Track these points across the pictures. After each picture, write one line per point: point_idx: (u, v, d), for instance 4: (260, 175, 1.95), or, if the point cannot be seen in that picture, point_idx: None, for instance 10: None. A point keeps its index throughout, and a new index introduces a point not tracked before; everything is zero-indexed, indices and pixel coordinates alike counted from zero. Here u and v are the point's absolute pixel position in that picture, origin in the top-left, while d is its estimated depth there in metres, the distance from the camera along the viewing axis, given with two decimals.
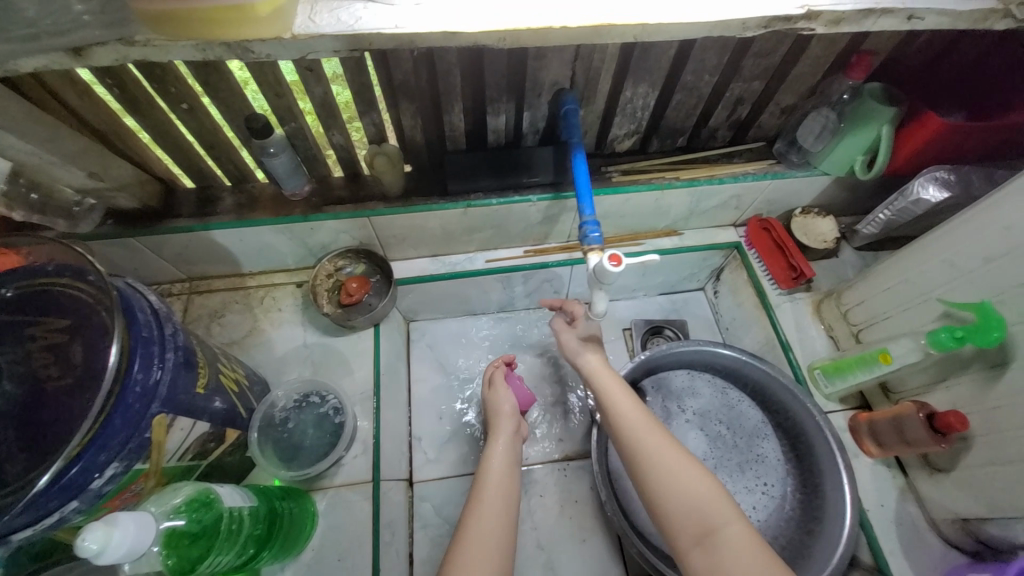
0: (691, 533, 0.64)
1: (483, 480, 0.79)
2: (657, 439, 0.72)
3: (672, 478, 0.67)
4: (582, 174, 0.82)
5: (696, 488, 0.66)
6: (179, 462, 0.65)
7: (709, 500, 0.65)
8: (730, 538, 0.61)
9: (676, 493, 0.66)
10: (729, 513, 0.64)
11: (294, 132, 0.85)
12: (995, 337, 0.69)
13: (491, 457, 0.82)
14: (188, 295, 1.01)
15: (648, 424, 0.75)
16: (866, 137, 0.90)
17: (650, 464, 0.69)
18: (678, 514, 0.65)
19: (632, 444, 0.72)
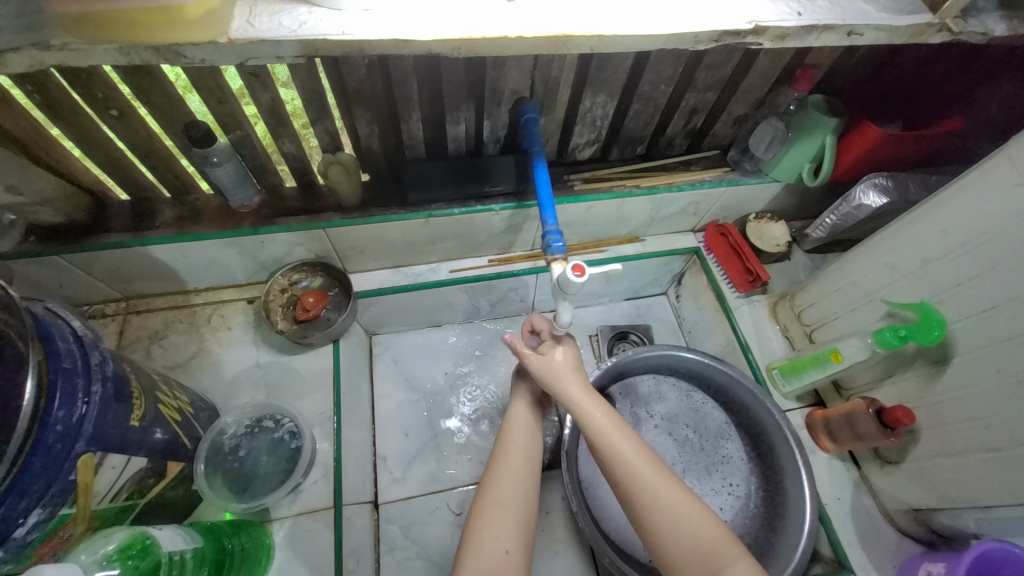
0: (696, 574, 0.61)
1: (482, 512, 0.69)
2: (659, 471, 0.68)
3: (678, 518, 0.64)
4: (543, 183, 0.82)
5: (701, 526, 0.64)
6: (111, 503, 0.58)
7: (714, 538, 0.63)
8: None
9: (682, 532, 0.63)
10: (734, 551, 0.62)
11: (241, 141, 0.80)
12: (936, 335, 0.73)
13: (494, 483, 0.72)
14: (125, 316, 0.93)
15: (648, 453, 0.70)
16: (812, 146, 0.94)
17: (655, 500, 0.65)
18: (684, 554, 0.62)
19: (635, 477, 0.67)
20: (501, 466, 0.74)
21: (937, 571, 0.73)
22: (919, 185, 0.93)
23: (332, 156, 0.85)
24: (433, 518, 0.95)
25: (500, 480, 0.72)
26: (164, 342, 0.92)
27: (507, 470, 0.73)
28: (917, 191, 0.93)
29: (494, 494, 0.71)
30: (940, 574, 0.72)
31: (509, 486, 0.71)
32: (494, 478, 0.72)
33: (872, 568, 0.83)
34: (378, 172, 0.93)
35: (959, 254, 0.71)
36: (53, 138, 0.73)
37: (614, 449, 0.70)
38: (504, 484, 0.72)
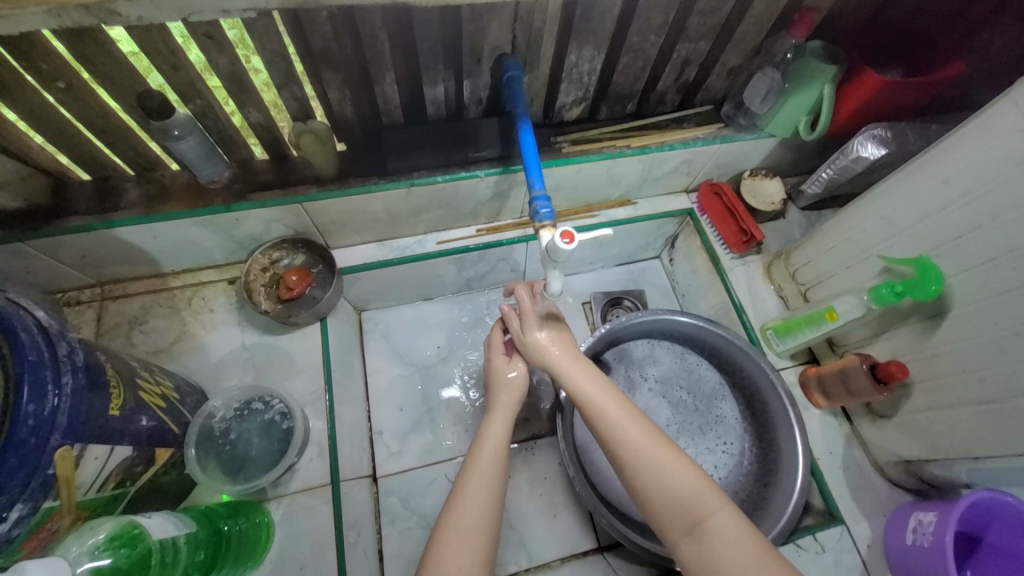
0: (679, 525, 0.61)
1: (470, 469, 0.69)
2: (643, 428, 0.67)
3: (658, 471, 0.63)
4: (529, 146, 0.77)
5: (682, 479, 0.62)
6: (98, 492, 0.57)
7: (696, 489, 0.61)
8: (718, 529, 0.59)
9: (664, 485, 0.62)
10: (717, 501, 0.61)
11: (203, 111, 0.75)
12: (934, 290, 0.72)
13: (485, 440, 0.72)
14: (102, 302, 0.90)
15: (632, 412, 0.70)
16: (810, 95, 0.90)
17: (636, 456, 0.65)
18: (666, 506, 0.62)
19: (617, 434, 0.67)
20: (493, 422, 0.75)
21: (927, 519, 0.74)
22: (919, 135, 0.90)
23: (302, 125, 0.80)
24: (431, 489, 0.95)
25: (492, 436, 0.73)
26: (144, 327, 0.89)
27: (498, 426, 0.75)
28: (917, 141, 0.89)
29: (484, 450, 0.71)
30: (930, 522, 0.74)
31: (499, 441, 0.72)
32: (486, 434, 0.74)
33: (862, 517, 0.85)
34: (355, 141, 0.88)
35: (959, 205, 0.69)
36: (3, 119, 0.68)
37: (598, 409, 0.70)
38: (497, 441, 0.72)
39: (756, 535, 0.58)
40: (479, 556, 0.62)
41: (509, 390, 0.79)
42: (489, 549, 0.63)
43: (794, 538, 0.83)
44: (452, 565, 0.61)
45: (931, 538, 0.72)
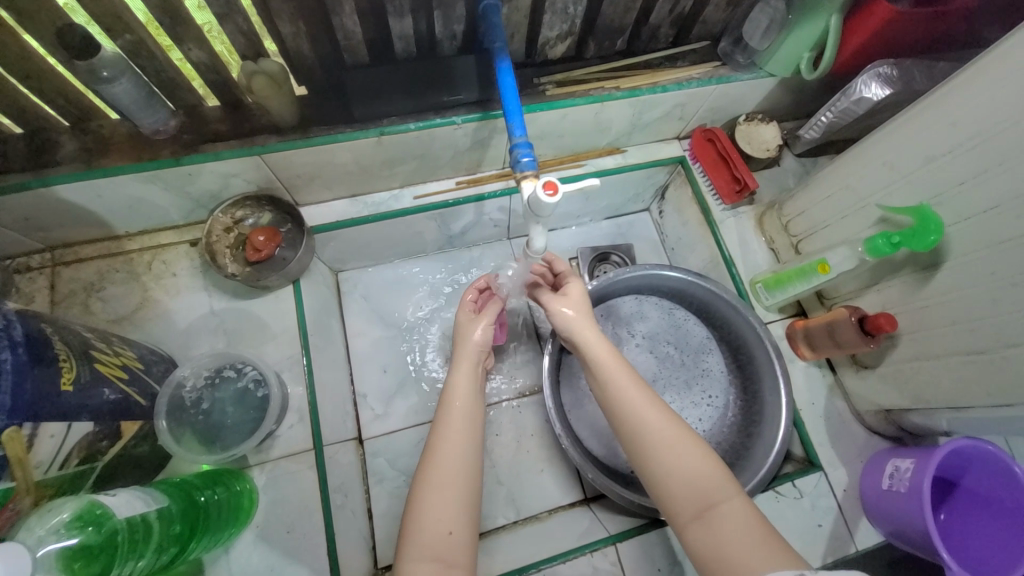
0: (691, 509, 0.60)
1: (443, 422, 0.68)
2: (663, 414, 0.67)
3: (674, 455, 0.63)
4: (509, 87, 0.70)
5: (698, 465, 0.62)
6: (60, 471, 0.55)
7: (712, 476, 0.61)
8: (730, 515, 0.58)
9: (680, 469, 0.62)
10: (732, 489, 0.60)
11: (135, 48, 0.66)
12: (932, 240, 0.69)
13: (454, 395, 0.70)
14: (52, 268, 0.83)
15: (651, 397, 0.69)
16: (815, 29, 0.82)
17: (653, 440, 0.64)
18: (678, 489, 0.61)
19: (637, 417, 0.67)
20: (460, 374, 0.73)
21: (905, 466, 0.76)
22: (926, 73, 0.84)
23: (254, 65, 0.71)
24: (419, 448, 0.95)
25: (458, 389, 0.71)
26: (102, 294, 0.83)
27: (465, 378, 0.72)
28: (923, 81, 0.83)
29: (454, 402, 0.70)
30: (907, 468, 0.76)
31: (468, 392, 0.71)
32: (452, 384, 0.72)
33: (840, 464, 0.87)
34: (316, 83, 0.79)
35: (966, 148, 0.65)
36: None
37: (616, 390, 0.69)
38: (465, 392, 0.71)
39: (768, 523, 0.57)
40: (460, 505, 0.62)
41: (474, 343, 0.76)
42: (469, 495, 0.63)
43: (774, 485, 0.85)
44: (433, 517, 0.60)
45: (908, 483, 0.74)
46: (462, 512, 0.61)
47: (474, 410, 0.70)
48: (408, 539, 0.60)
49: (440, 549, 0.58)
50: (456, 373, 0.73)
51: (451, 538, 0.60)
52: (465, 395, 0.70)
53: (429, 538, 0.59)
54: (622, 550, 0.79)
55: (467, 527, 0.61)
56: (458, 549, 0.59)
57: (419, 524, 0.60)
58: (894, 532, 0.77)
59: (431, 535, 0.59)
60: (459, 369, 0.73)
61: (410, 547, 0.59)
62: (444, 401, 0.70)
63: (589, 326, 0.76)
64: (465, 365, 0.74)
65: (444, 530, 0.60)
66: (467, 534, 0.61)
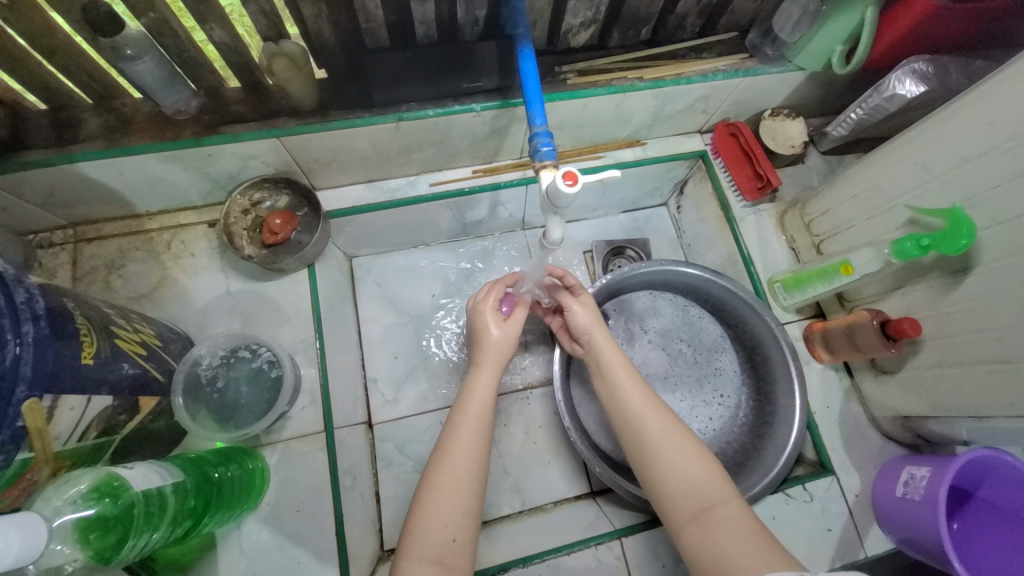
0: (687, 510, 0.60)
1: (458, 424, 0.68)
2: (662, 416, 0.68)
3: (672, 456, 0.64)
4: (530, 75, 0.69)
5: (696, 467, 0.63)
6: (79, 442, 0.56)
7: (708, 478, 0.62)
8: (726, 518, 0.58)
9: (678, 470, 0.63)
10: (729, 493, 0.60)
11: (158, 27, 0.66)
12: (963, 244, 0.66)
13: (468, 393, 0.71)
14: (75, 244, 0.84)
15: (653, 400, 0.70)
16: (848, 22, 0.79)
17: (652, 441, 0.66)
18: (676, 489, 0.62)
19: (637, 419, 0.68)
20: (482, 377, 0.72)
21: (920, 474, 0.75)
22: (963, 71, 0.80)
23: (274, 46, 0.71)
24: (427, 436, 0.96)
25: (476, 394, 0.71)
26: (122, 271, 0.84)
27: (483, 384, 0.72)
28: (960, 78, 0.80)
29: (469, 408, 0.70)
30: (923, 476, 0.74)
31: (485, 402, 0.70)
32: (470, 390, 0.72)
33: (853, 469, 0.85)
34: (336, 67, 0.79)
35: (1003, 150, 0.63)
36: None
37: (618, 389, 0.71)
38: (482, 400, 0.70)
39: (765, 530, 0.57)
40: (465, 511, 0.62)
41: (494, 345, 0.76)
42: (474, 504, 0.63)
43: (784, 487, 0.84)
44: (439, 522, 0.60)
45: (923, 491, 0.73)
46: (467, 518, 0.62)
47: (490, 419, 0.70)
48: (412, 536, 0.60)
49: (442, 553, 0.59)
50: (475, 377, 0.73)
51: (454, 544, 0.60)
52: (483, 402, 0.70)
53: (433, 539, 0.60)
54: (627, 545, 0.79)
55: (471, 533, 0.62)
56: (460, 554, 0.60)
57: (425, 523, 0.61)
58: (906, 540, 0.76)
59: (436, 541, 0.60)
60: (479, 373, 0.73)
61: (416, 542, 0.60)
62: (461, 404, 0.70)
63: (601, 332, 0.77)
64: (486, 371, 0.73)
65: (449, 536, 0.60)
66: (469, 541, 0.62)
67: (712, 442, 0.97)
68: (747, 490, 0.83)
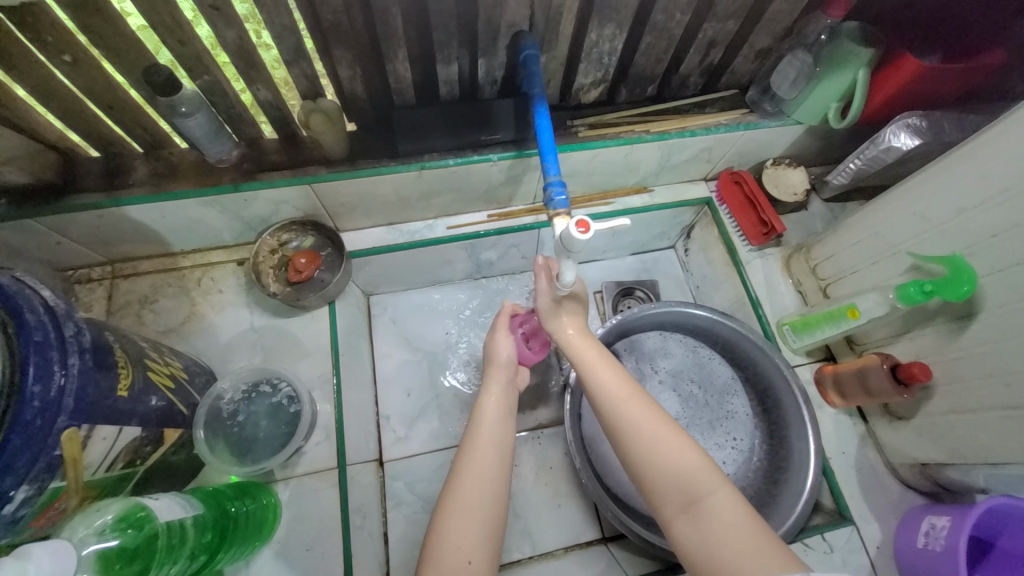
0: (677, 503, 0.59)
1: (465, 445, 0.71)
2: (645, 407, 0.66)
3: (657, 448, 0.62)
4: (544, 130, 0.74)
5: (681, 456, 0.61)
6: (106, 473, 0.59)
7: (694, 467, 0.60)
8: (716, 508, 0.57)
9: (664, 463, 0.61)
10: (717, 480, 0.59)
11: (210, 87, 0.74)
12: (966, 290, 0.68)
13: (478, 416, 0.74)
14: (112, 280, 0.89)
15: (634, 392, 0.68)
16: (842, 82, 0.86)
17: (634, 431, 0.64)
18: (664, 483, 0.60)
19: (618, 411, 0.66)
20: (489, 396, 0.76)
21: (941, 524, 0.73)
22: (955, 125, 0.85)
23: (313, 104, 0.78)
24: (438, 474, 0.95)
25: (486, 413, 0.74)
26: (154, 306, 0.89)
27: (491, 402, 0.75)
28: (954, 132, 0.84)
29: (477, 428, 0.72)
30: (943, 526, 0.73)
31: (496, 423, 0.73)
32: (479, 409, 0.75)
33: (872, 518, 0.83)
34: (365, 121, 0.86)
35: (997, 201, 0.66)
36: (17, 97, 0.68)
37: (598, 387, 0.69)
38: (490, 418, 0.73)
39: (757, 519, 0.56)
40: (480, 534, 0.63)
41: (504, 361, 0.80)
42: (491, 524, 0.64)
43: (801, 536, 0.82)
44: (452, 545, 0.62)
45: (944, 542, 0.71)
46: (483, 542, 0.63)
47: (504, 434, 0.72)
48: (430, 559, 0.61)
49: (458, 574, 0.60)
50: (485, 395, 0.76)
51: (470, 567, 0.61)
52: (491, 421, 0.73)
53: (450, 561, 0.61)
54: None
55: (487, 557, 0.62)
56: None
57: (440, 542, 0.62)
58: None
59: (452, 563, 0.60)
60: (487, 392, 0.76)
61: (431, 566, 0.61)
62: (472, 424, 0.73)
63: (570, 329, 0.75)
64: (494, 388, 0.77)
65: (464, 558, 0.61)
66: (487, 564, 0.62)
67: None
68: None
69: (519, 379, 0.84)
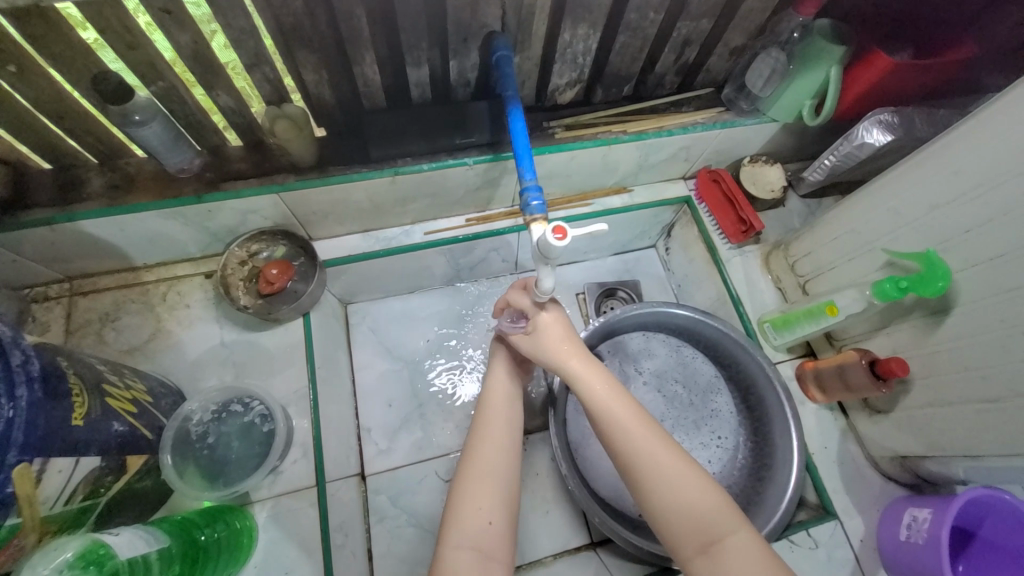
0: (695, 543, 0.58)
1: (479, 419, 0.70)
2: (663, 442, 0.64)
3: (677, 486, 0.61)
4: (519, 133, 0.73)
5: (701, 495, 0.60)
6: (66, 506, 0.55)
7: (714, 507, 0.59)
8: (736, 551, 0.57)
9: (683, 502, 0.60)
10: (737, 522, 0.59)
11: (166, 94, 0.70)
12: (940, 286, 0.69)
13: (489, 389, 0.74)
14: (70, 298, 0.85)
15: (650, 424, 0.66)
16: (814, 79, 0.86)
17: (653, 467, 0.62)
18: (681, 522, 0.59)
19: (637, 442, 0.64)
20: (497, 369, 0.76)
21: (922, 516, 0.74)
22: (925, 121, 0.86)
23: (278, 109, 0.76)
24: (422, 486, 0.93)
25: (497, 382, 0.74)
26: (116, 324, 0.84)
27: (500, 373, 0.76)
28: (925, 127, 0.85)
29: (491, 397, 0.72)
30: (924, 518, 0.73)
31: (507, 396, 0.73)
32: (489, 382, 0.75)
33: (855, 512, 0.84)
34: (335, 126, 0.83)
35: (969, 197, 0.66)
36: None
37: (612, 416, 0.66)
38: (501, 388, 0.74)
39: (777, 560, 0.56)
40: (499, 496, 0.63)
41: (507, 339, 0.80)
42: (509, 488, 0.64)
43: (787, 534, 0.82)
44: (473, 508, 0.62)
45: (926, 534, 0.72)
46: (503, 504, 0.63)
47: (515, 402, 0.73)
48: (449, 527, 0.61)
49: (480, 539, 0.60)
50: (494, 368, 0.77)
51: (490, 528, 0.61)
52: (502, 389, 0.73)
53: (471, 529, 0.61)
54: None
55: (507, 519, 0.63)
56: (498, 541, 0.61)
57: (460, 510, 0.62)
58: None
59: (472, 526, 0.61)
60: (496, 366, 0.77)
61: (453, 532, 0.60)
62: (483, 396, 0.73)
63: (574, 354, 0.71)
64: (502, 364, 0.76)
65: (484, 520, 0.61)
66: (506, 526, 0.62)
67: None
68: None
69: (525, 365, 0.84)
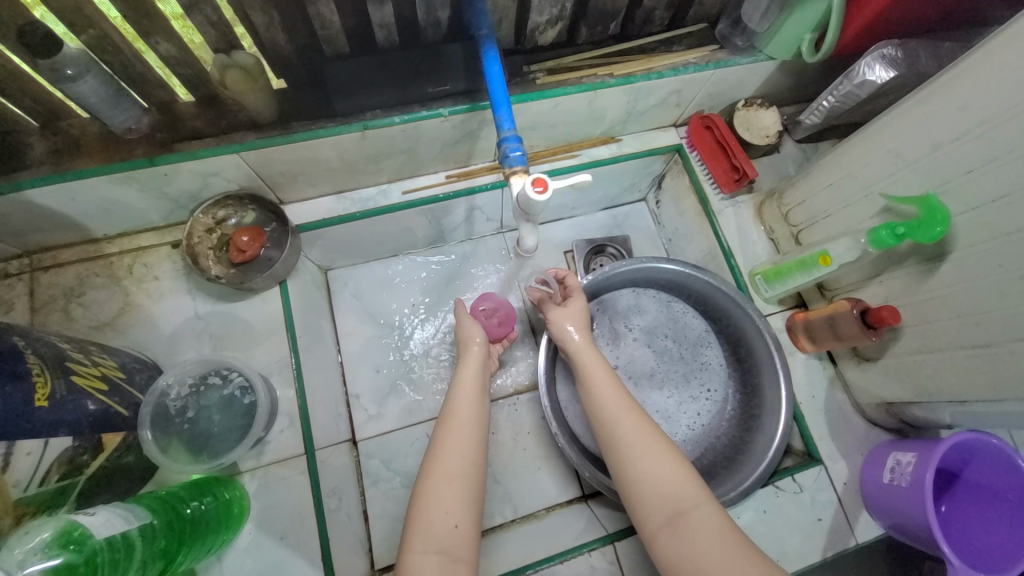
0: (664, 516, 0.62)
1: (447, 419, 0.70)
2: (639, 423, 0.69)
3: (647, 464, 0.65)
4: (495, 77, 0.67)
5: (670, 472, 0.64)
6: (41, 488, 0.54)
7: (681, 482, 0.64)
8: (699, 522, 0.61)
9: (653, 478, 0.64)
10: (702, 495, 0.63)
11: (100, 43, 0.63)
12: (938, 231, 0.66)
13: (459, 389, 0.73)
14: (30, 274, 0.80)
15: (629, 406, 0.71)
16: (815, 10, 0.79)
17: (628, 448, 0.67)
18: (652, 497, 0.63)
19: (613, 423, 0.69)
20: (465, 368, 0.75)
21: (906, 460, 0.75)
22: (931, 54, 0.80)
23: (227, 58, 0.68)
24: (414, 449, 0.94)
25: (465, 383, 0.73)
26: (82, 300, 0.80)
27: (468, 374, 0.75)
28: (930, 61, 0.80)
29: (458, 399, 0.72)
30: (908, 462, 0.75)
31: (474, 392, 0.73)
32: (458, 382, 0.74)
33: (840, 457, 0.85)
34: (295, 77, 0.76)
35: (974, 135, 0.62)
36: None
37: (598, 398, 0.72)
38: (470, 389, 0.73)
39: (736, 531, 0.60)
40: (463, 499, 0.63)
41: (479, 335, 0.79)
42: (475, 494, 0.65)
43: (773, 480, 0.84)
44: (440, 510, 0.62)
45: (910, 477, 0.73)
46: (466, 507, 0.63)
47: (481, 405, 0.72)
48: (415, 528, 0.61)
49: (445, 543, 0.61)
50: (462, 368, 0.76)
51: (456, 531, 0.62)
52: (470, 390, 0.72)
53: (438, 530, 0.61)
54: (620, 549, 0.78)
55: (472, 520, 0.63)
56: (464, 543, 0.61)
57: (426, 514, 0.62)
58: (895, 525, 0.76)
59: (438, 529, 0.61)
60: (464, 366, 0.76)
61: (418, 532, 0.61)
62: (451, 396, 0.72)
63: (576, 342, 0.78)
64: (470, 359, 0.76)
65: (450, 523, 0.62)
66: (472, 529, 0.63)
67: (701, 439, 0.96)
68: (738, 486, 0.82)
69: (491, 361, 0.84)
